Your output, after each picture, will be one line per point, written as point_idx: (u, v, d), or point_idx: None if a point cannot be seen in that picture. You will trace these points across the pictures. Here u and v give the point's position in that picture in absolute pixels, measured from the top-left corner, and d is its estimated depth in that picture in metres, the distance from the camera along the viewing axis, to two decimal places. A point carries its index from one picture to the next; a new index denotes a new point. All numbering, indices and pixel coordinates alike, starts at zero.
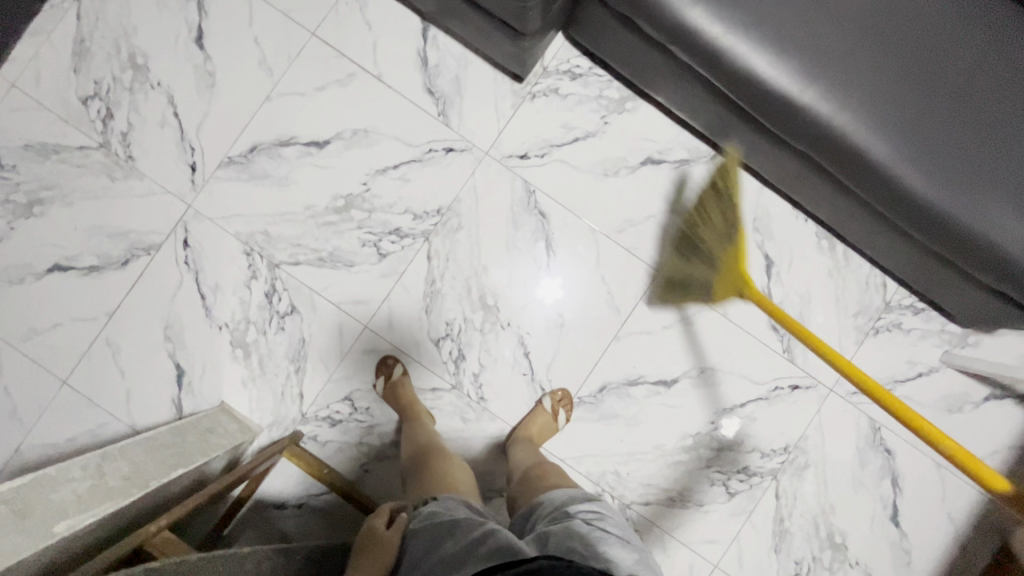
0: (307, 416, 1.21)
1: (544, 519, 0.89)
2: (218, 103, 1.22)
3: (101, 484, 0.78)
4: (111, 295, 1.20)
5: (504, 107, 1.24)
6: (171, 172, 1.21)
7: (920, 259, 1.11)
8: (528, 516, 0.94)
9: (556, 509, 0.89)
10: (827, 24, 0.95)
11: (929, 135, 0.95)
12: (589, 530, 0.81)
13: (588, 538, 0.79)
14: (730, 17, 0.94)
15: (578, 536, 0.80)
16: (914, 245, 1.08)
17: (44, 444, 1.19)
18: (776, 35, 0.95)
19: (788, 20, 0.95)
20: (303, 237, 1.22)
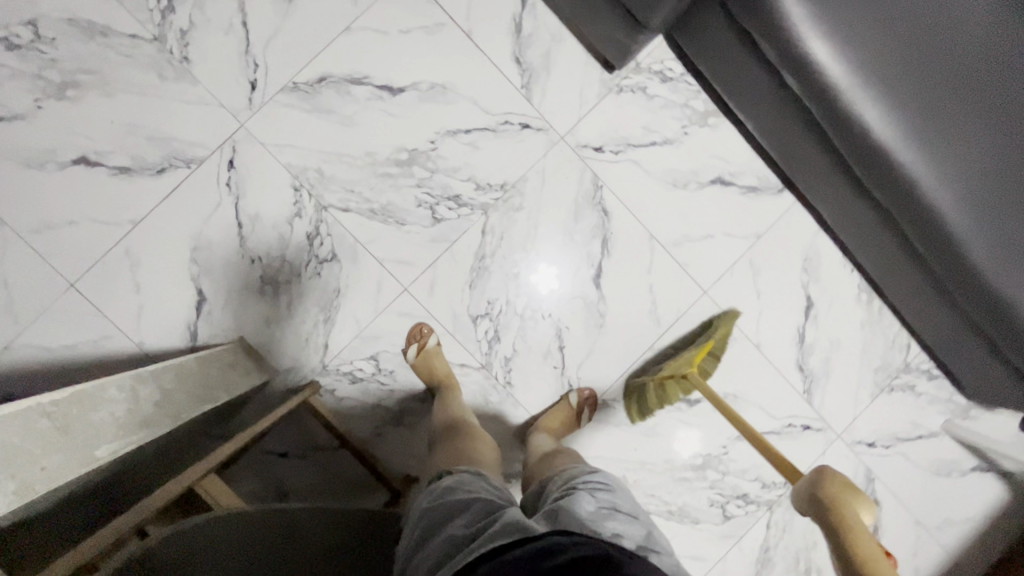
0: (327, 368, 1.16)
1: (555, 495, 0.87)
2: (292, 22, 1.13)
3: (136, 409, 0.73)
4: (139, 202, 1.12)
5: (589, 94, 1.20)
6: (228, 85, 1.12)
7: (945, 324, 1.15)
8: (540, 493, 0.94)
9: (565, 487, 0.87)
10: (931, 74, 0.94)
11: (1006, 214, 0.97)
12: (596, 506, 0.80)
13: (596, 513, 0.78)
14: (843, 48, 0.92)
15: (586, 512, 0.78)
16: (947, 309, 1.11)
17: (39, 346, 1.10)
18: (881, 74, 0.94)
19: (895, 62, 0.93)
20: (357, 184, 1.15)
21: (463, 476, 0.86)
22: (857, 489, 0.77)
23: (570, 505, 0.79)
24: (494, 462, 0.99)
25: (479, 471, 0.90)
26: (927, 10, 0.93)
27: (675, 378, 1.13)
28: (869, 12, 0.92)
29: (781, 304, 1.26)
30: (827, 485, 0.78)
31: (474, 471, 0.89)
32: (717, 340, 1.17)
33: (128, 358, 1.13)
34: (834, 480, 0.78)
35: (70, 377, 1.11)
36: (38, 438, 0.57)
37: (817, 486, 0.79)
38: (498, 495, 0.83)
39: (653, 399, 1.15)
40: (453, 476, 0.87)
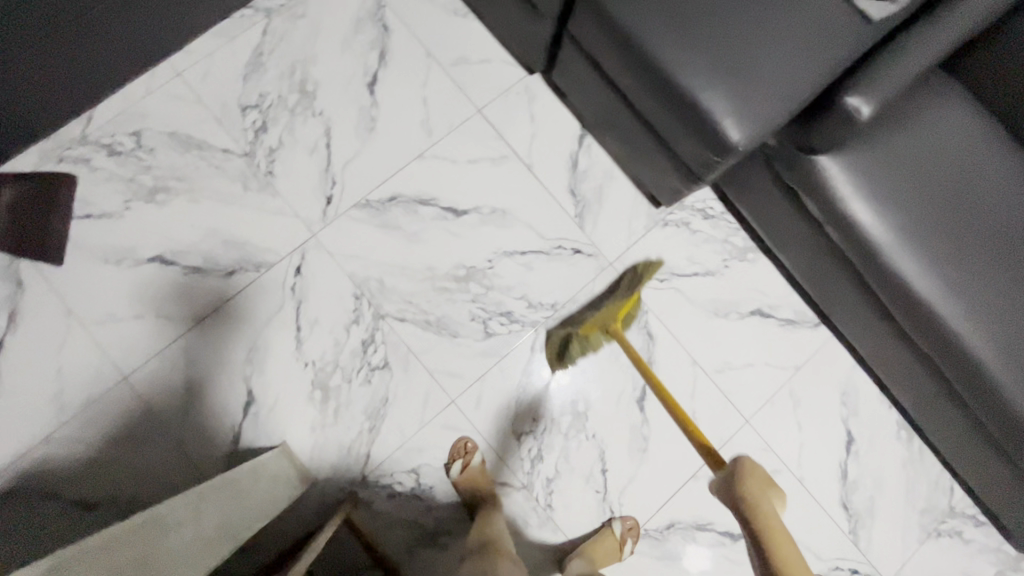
0: (367, 480, 1.13)
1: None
2: (371, 147, 1.24)
3: (204, 530, 0.73)
4: (204, 301, 1.15)
5: (637, 225, 1.29)
6: (306, 198, 1.21)
7: (990, 469, 1.12)
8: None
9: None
10: (955, 224, 1.02)
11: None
12: None
13: None
14: (874, 201, 1.01)
15: None
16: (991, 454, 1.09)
17: (78, 439, 1.08)
18: (910, 225, 1.01)
19: (922, 214, 1.01)
20: (415, 295, 1.20)
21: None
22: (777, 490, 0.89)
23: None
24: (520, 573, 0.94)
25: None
26: (956, 184, 1.03)
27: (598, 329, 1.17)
28: (904, 182, 1.02)
29: (823, 437, 1.26)
30: (748, 479, 0.89)
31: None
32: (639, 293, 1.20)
33: (166, 458, 1.10)
34: (753, 475, 0.90)
35: (102, 474, 1.08)
36: (125, 567, 0.57)
37: (738, 483, 0.89)
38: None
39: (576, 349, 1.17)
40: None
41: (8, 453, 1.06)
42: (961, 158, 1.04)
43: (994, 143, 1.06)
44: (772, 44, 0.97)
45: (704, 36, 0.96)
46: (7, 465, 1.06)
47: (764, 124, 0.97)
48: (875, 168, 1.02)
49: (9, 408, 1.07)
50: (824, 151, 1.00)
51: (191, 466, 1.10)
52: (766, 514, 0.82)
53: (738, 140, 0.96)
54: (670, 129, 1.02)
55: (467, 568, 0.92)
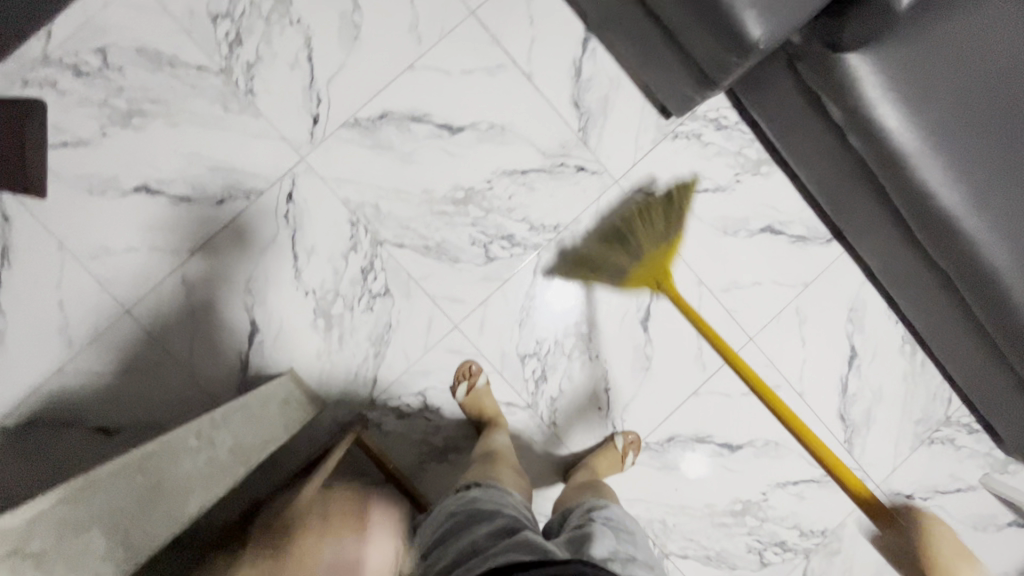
0: (375, 403, 1.17)
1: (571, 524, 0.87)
2: (357, 59, 1.14)
3: (217, 456, 0.75)
4: (197, 232, 1.12)
5: (644, 139, 1.21)
6: (291, 119, 1.13)
7: (993, 381, 1.13)
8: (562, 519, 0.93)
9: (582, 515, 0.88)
10: (989, 129, 0.94)
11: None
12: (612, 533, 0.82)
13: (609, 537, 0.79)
14: (903, 105, 0.92)
15: (606, 537, 0.79)
16: (996, 367, 1.09)
17: (89, 370, 1.11)
18: (939, 130, 0.93)
19: (954, 118, 0.93)
20: (413, 220, 1.16)
21: (491, 490, 0.89)
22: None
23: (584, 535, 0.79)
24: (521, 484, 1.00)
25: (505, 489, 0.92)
26: (999, 83, 0.94)
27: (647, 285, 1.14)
28: (940, 82, 0.93)
29: (827, 353, 1.26)
30: None
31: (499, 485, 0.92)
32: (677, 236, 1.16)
33: (177, 386, 1.13)
34: None
35: (118, 402, 1.11)
36: (134, 500, 0.60)
37: None
38: (521, 513, 0.85)
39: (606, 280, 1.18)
40: (482, 488, 0.89)
41: (24, 384, 1.09)
42: (1008, 52, 0.94)
43: None
44: None
45: None
46: (25, 396, 1.09)
47: (790, 20, 0.88)
48: (909, 68, 0.92)
49: (18, 342, 1.09)
50: (852, 50, 0.91)
51: (204, 393, 1.13)
52: None
53: (758, 39, 0.87)
54: (683, 28, 0.92)
55: (470, 475, 0.97)
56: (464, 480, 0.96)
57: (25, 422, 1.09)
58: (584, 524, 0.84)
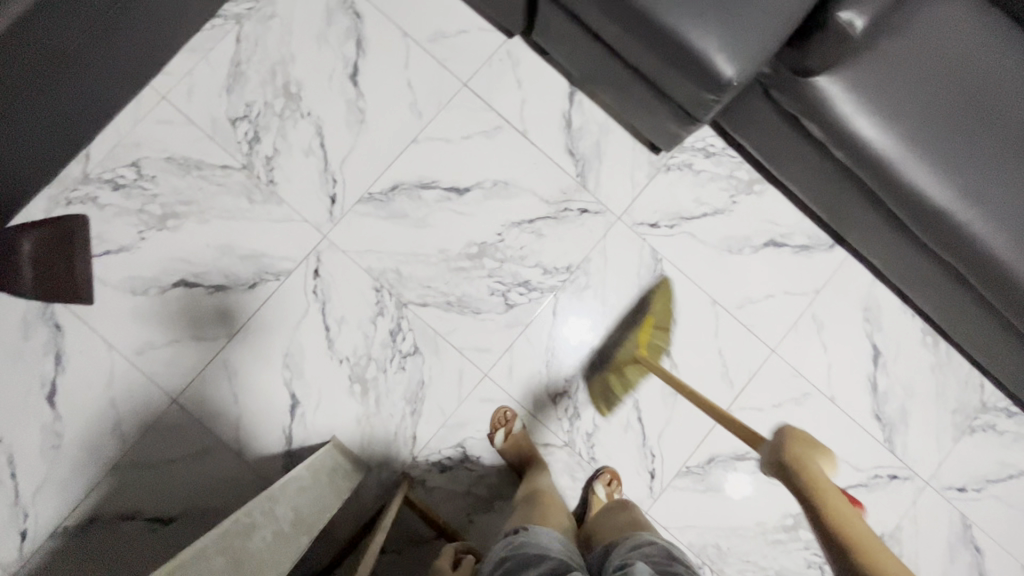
0: (417, 460, 1.19)
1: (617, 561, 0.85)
2: (365, 140, 1.24)
3: (282, 529, 0.78)
4: (234, 316, 1.19)
5: (639, 175, 1.28)
6: (311, 201, 1.22)
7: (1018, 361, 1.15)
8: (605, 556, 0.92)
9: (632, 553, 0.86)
10: (965, 126, 1.00)
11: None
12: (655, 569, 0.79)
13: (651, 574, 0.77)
14: (879, 116, 0.99)
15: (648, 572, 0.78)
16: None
17: (143, 462, 1.15)
18: (917, 134, 0.99)
19: (930, 120, 1.00)
20: (433, 279, 1.23)
21: (537, 533, 0.88)
22: (820, 445, 0.68)
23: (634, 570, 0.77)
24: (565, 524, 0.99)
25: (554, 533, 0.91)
26: (962, 84, 1.01)
27: (632, 366, 1.16)
28: (908, 90, 1.00)
29: (849, 354, 1.28)
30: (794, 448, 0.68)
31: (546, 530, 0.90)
32: (657, 313, 1.20)
33: (227, 467, 1.16)
34: (796, 438, 0.69)
35: (172, 490, 1.15)
36: None
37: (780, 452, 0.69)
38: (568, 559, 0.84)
39: (618, 389, 1.21)
40: (530, 531, 0.89)
41: (82, 484, 1.13)
42: (966, 55, 1.01)
43: (999, 36, 1.03)
44: None
45: None
46: (84, 495, 1.13)
47: (758, 56, 0.96)
48: (876, 81, 0.99)
49: (75, 444, 1.14)
50: (821, 72, 0.98)
51: (253, 472, 1.17)
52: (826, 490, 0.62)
53: (733, 76, 0.95)
54: (661, 74, 1.00)
55: (514, 520, 0.97)
56: (509, 525, 0.95)
57: (85, 522, 1.12)
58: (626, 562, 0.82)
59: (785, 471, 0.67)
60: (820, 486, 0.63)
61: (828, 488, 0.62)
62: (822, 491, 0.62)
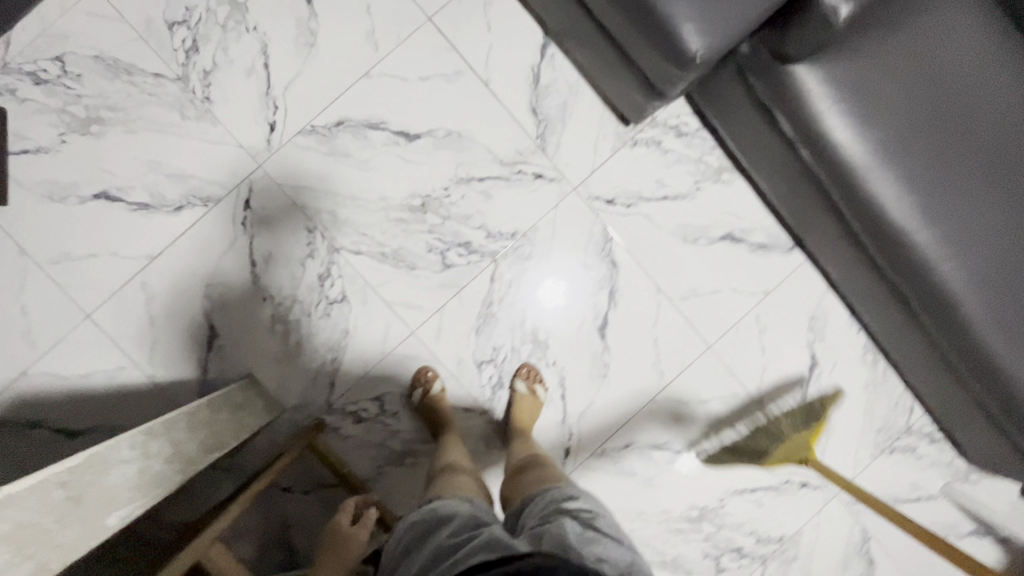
0: (333, 407, 1.18)
1: (535, 520, 0.77)
2: (314, 66, 1.14)
3: (149, 467, 0.76)
4: (157, 237, 1.14)
5: (603, 147, 1.21)
6: (249, 126, 1.14)
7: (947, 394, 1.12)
8: (521, 515, 0.83)
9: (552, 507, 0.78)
10: (939, 140, 0.93)
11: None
12: (576, 513, 0.75)
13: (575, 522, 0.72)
14: (850, 117, 0.91)
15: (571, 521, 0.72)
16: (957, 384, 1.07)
17: (53, 373, 1.13)
18: (888, 141, 0.92)
19: (903, 129, 0.92)
20: (370, 228, 1.17)
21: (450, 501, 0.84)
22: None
23: (551, 525, 0.71)
24: (483, 493, 0.95)
25: (471, 498, 0.87)
26: (946, 99, 0.93)
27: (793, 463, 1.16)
28: (887, 92, 0.92)
29: (786, 361, 1.26)
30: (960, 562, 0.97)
31: (462, 497, 0.86)
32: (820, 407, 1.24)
33: (139, 390, 1.15)
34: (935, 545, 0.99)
35: (80, 405, 1.13)
36: (54, 512, 0.60)
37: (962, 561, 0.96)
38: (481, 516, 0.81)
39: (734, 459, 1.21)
40: (445, 499, 0.85)
41: None
42: (955, 62, 0.93)
43: (993, 47, 0.95)
44: None
45: None
46: None
47: (729, 32, 0.87)
48: (855, 80, 0.91)
49: None
50: (798, 59, 0.90)
51: (165, 398, 1.15)
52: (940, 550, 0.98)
53: (698, 51, 0.87)
54: (628, 37, 0.91)
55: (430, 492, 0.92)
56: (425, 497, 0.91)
57: None
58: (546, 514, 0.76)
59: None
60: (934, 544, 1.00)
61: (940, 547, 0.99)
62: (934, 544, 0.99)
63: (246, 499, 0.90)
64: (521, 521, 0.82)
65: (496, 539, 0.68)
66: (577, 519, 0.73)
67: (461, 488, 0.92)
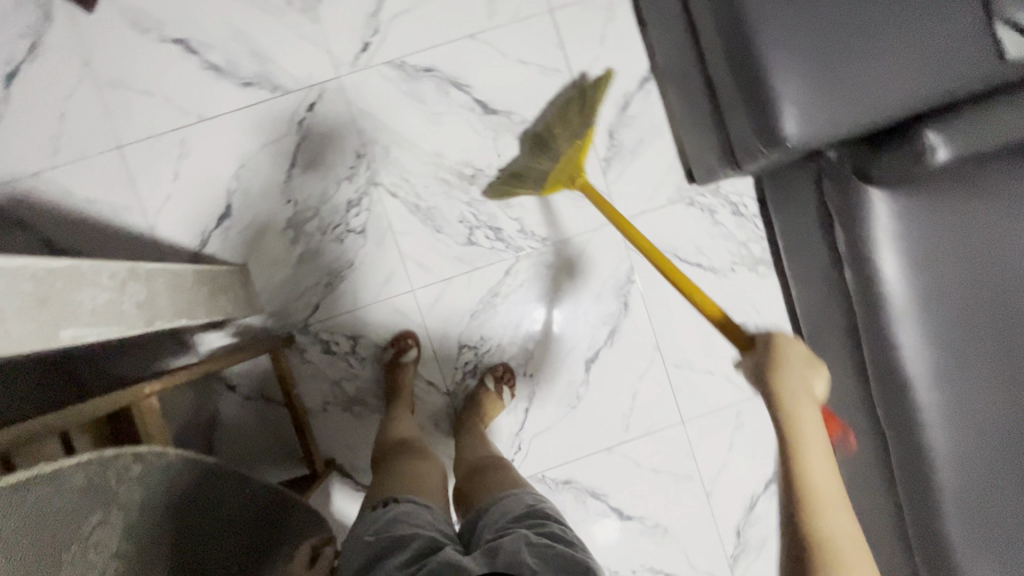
0: (308, 328, 1.17)
1: (492, 534, 0.64)
2: (427, 8, 1.15)
3: (118, 302, 0.74)
4: (215, 103, 1.14)
5: (661, 194, 1.21)
6: (344, 37, 1.15)
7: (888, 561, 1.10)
8: (479, 525, 0.70)
9: (511, 518, 0.66)
10: (980, 315, 0.91)
11: (999, 513, 0.91)
12: (543, 529, 0.62)
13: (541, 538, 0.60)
14: (904, 259, 0.91)
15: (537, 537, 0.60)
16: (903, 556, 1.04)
17: (64, 186, 1.12)
18: (929, 296, 0.91)
19: (950, 290, 0.91)
20: (415, 176, 1.17)
21: (406, 507, 0.69)
22: (812, 363, 0.70)
23: (510, 540, 0.58)
24: (443, 492, 0.82)
25: (426, 505, 0.72)
26: (1005, 283, 0.91)
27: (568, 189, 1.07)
28: (949, 250, 0.91)
29: (748, 465, 1.24)
30: (779, 359, 0.70)
31: (416, 504, 0.71)
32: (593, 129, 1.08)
33: (135, 235, 1.14)
34: (778, 355, 0.70)
35: (75, 226, 1.12)
36: (16, 298, 0.57)
37: (764, 364, 0.70)
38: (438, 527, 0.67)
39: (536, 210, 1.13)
40: (398, 504, 0.70)
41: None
42: None
43: None
44: (888, 47, 0.85)
45: (823, 10, 0.85)
46: None
47: (826, 130, 0.87)
48: (926, 227, 0.90)
49: (10, 134, 1.11)
50: (879, 185, 0.90)
51: (156, 253, 1.14)
52: (800, 421, 0.65)
53: (790, 135, 0.86)
54: (729, 98, 0.92)
55: (378, 491, 0.78)
56: (373, 499, 0.76)
57: None
58: (506, 530, 0.63)
59: (760, 381, 0.70)
60: (793, 409, 0.66)
61: (801, 414, 0.66)
62: (794, 414, 0.66)
63: (181, 377, 0.86)
64: (479, 533, 0.69)
65: (452, 561, 0.56)
66: (535, 531, 0.62)
67: (419, 489, 0.78)
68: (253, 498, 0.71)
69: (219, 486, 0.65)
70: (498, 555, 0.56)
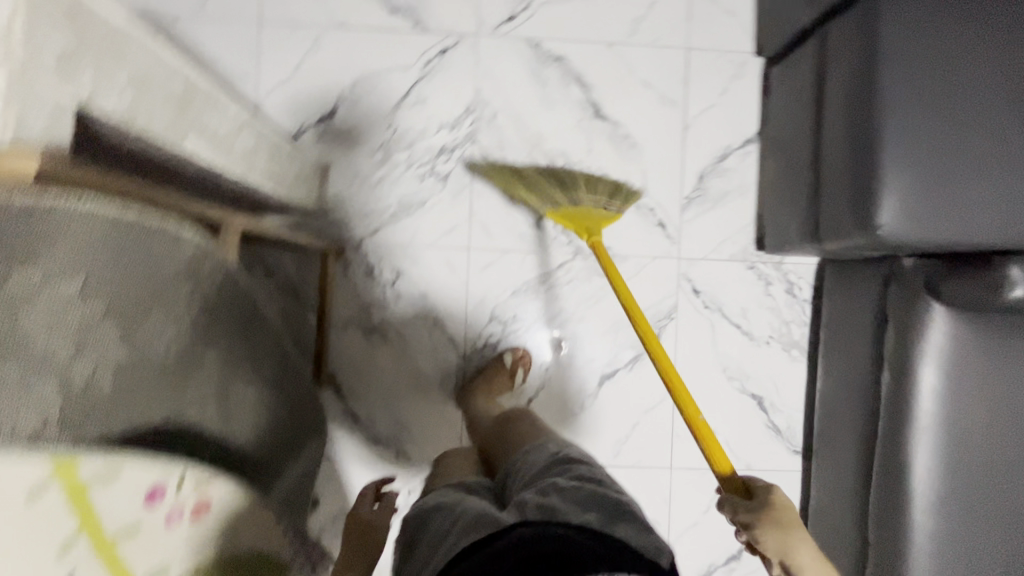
0: (360, 248, 1.20)
1: (523, 487, 0.75)
2: (578, 6, 1.22)
3: (231, 140, 0.78)
4: (359, 16, 1.20)
5: (727, 248, 1.24)
6: (495, 3, 1.21)
7: None
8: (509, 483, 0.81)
9: (541, 468, 0.76)
10: (1002, 460, 0.92)
11: None
12: (567, 476, 0.72)
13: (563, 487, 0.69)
14: (945, 380, 0.93)
15: (561, 487, 0.70)
16: None
17: (196, 37, 1.18)
18: (959, 423, 0.92)
19: (981, 426, 0.92)
20: (510, 148, 1.22)
21: (438, 491, 0.80)
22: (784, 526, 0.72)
23: (534, 496, 0.68)
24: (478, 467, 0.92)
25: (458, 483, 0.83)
26: None
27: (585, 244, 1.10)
28: (992, 387, 0.92)
29: (717, 534, 1.24)
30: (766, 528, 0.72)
31: (451, 484, 0.82)
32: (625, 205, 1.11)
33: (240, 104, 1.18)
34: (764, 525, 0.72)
35: None
36: (162, 91, 0.62)
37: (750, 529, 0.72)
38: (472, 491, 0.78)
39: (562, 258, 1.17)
40: (431, 494, 0.80)
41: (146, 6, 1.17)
42: None
43: None
44: (999, 180, 0.88)
45: (953, 125, 0.89)
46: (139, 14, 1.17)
47: (917, 232, 0.89)
48: (976, 357, 0.93)
49: None
50: (945, 302, 0.93)
51: None
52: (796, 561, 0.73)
53: (883, 224, 0.90)
54: (836, 177, 0.97)
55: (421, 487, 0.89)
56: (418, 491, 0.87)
57: None
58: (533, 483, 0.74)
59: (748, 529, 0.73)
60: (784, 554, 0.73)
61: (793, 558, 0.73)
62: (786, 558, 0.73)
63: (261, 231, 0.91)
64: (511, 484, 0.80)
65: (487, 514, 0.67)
66: (564, 476, 0.72)
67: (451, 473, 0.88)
68: (277, 358, 0.81)
69: (253, 371, 0.74)
70: (529, 506, 0.66)
